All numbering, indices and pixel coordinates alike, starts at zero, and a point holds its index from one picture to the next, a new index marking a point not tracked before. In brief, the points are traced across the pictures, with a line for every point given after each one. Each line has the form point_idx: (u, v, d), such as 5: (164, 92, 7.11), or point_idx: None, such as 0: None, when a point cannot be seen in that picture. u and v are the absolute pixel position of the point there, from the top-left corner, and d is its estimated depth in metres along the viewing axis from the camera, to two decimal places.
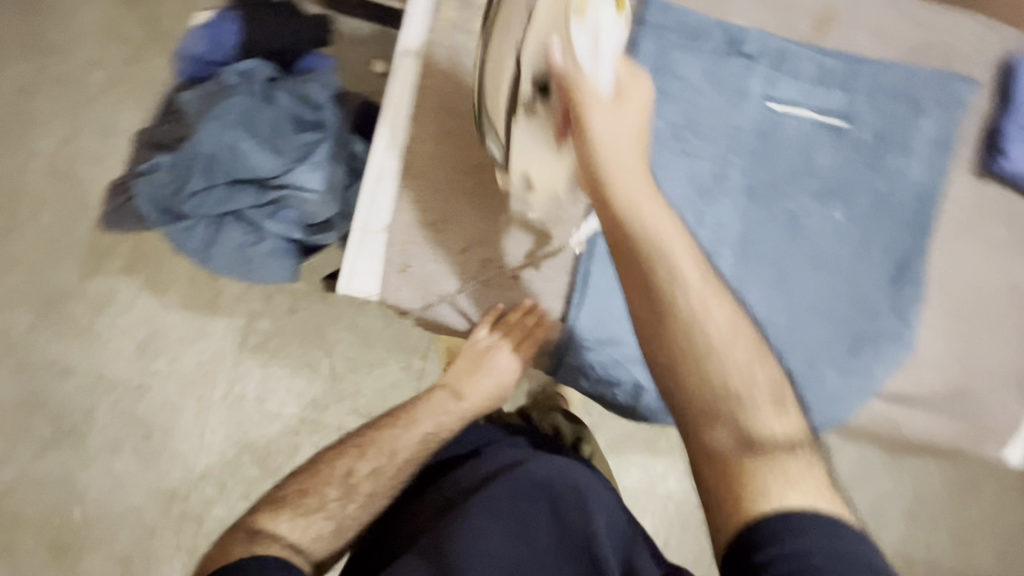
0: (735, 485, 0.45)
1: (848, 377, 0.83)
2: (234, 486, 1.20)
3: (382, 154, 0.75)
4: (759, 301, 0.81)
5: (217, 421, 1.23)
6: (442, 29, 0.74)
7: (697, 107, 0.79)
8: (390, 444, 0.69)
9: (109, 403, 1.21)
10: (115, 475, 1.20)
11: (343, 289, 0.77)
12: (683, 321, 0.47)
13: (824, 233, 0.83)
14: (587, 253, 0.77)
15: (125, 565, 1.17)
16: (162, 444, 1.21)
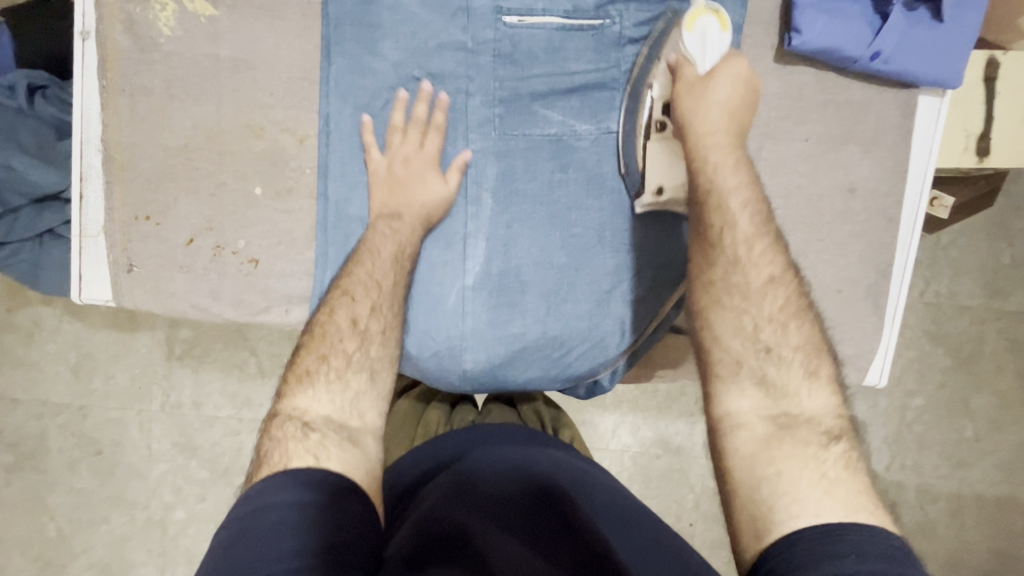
0: (732, 251, 0.63)
1: (644, 306, 0.74)
2: (190, 486, 1.36)
3: (83, 151, 0.70)
4: (528, 244, 0.73)
5: (161, 427, 1.36)
6: (106, 2, 0.67)
7: (417, 36, 0.70)
8: (369, 278, 0.67)
9: (60, 424, 1.37)
10: (81, 488, 1.37)
11: (78, 301, 0.73)
12: (713, 160, 0.66)
13: (597, 152, 0.73)
14: (320, 223, 0.71)
15: (107, 565, 1.36)
16: (115, 456, 1.37)
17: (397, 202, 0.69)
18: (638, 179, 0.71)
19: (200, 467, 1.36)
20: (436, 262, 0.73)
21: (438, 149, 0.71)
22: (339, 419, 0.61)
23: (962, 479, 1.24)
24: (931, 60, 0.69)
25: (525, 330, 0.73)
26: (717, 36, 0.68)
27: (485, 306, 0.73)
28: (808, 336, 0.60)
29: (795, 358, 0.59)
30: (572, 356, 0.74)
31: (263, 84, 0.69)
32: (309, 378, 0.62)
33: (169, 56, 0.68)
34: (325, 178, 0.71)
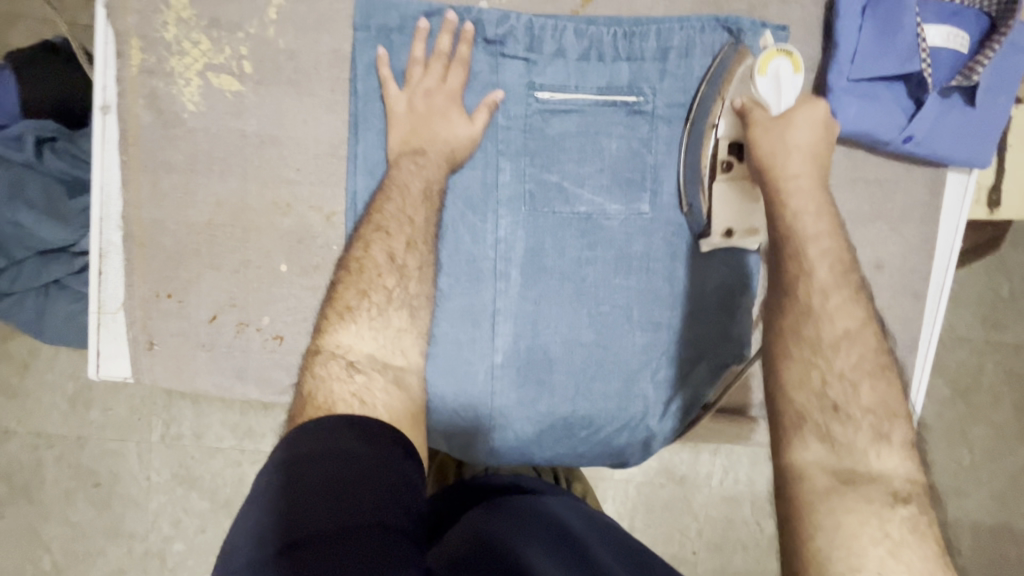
0: (805, 299, 0.60)
1: (671, 386, 0.73)
2: (189, 518, 1.32)
3: (101, 227, 0.68)
4: (556, 321, 0.72)
5: (161, 458, 1.33)
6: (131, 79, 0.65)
7: None
8: (404, 213, 0.65)
9: (56, 456, 1.33)
10: (76, 521, 1.33)
11: (94, 377, 0.71)
12: (792, 206, 0.63)
13: (628, 231, 0.72)
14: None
15: None
16: (112, 488, 1.33)
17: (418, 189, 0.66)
18: (706, 212, 0.69)
19: (200, 499, 1.33)
20: (463, 339, 0.71)
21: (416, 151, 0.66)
22: (383, 357, 0.61)
23: (959, 508, 1.25)
24: (962, 145, 0.69)
25: (554, 408, 0.72)
26: (791, 79, 0.66)
27: (513, 383, 0.72)
28: (876, 398, 0.56)
29: (860, 419, 0.55)
30: (601, 432, 0.73)
31: (291, 161, 0.68)
32: (348, 314, 0.62)
33: (193, 131, 0.66)
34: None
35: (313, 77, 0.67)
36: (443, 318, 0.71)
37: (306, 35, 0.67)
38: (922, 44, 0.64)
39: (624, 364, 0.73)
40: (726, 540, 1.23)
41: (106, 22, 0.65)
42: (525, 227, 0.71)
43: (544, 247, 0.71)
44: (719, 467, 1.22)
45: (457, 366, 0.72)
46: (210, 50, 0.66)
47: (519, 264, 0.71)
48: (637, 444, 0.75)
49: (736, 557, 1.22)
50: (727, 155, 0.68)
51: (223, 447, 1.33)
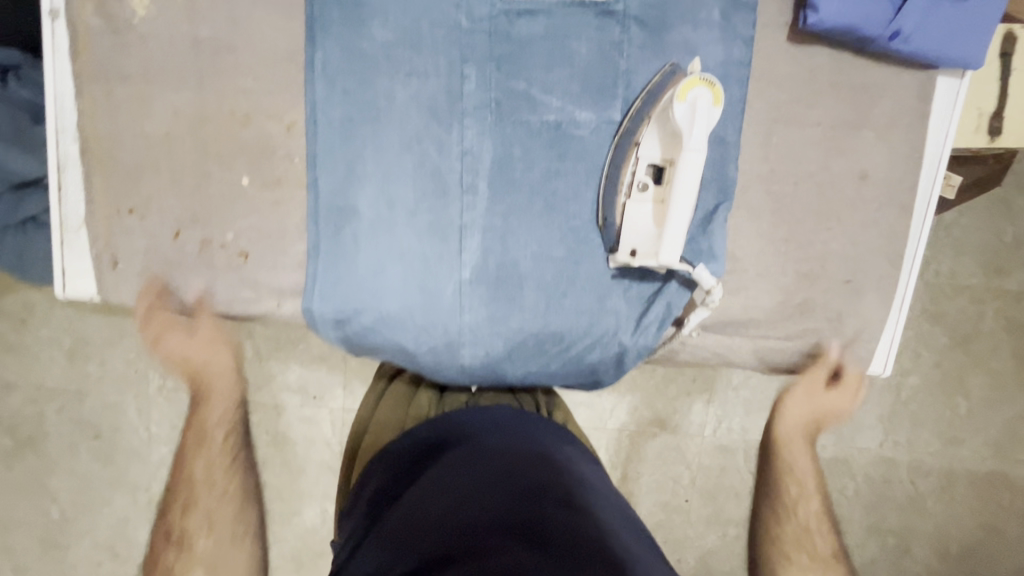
0: None
1: (643, 300, 0.72)
2: None
3: (58, 140, 0.66)
4: (525, 236, 0.70)
5: (160, 411, 1.36)
6: None
7: (409, 15, 0.66)
8: None
9: (57, 409, 1.35)
10: (81, 472, 1.37)
11: (63, 296, 0.71)
12: None
13: (599, 140, 0.69)
14: (313, 214, 0.68)
15: (113, 547, 1.37)
16: (114, 440, 1.36)
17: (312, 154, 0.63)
18: (617, 228, 0.68)
19: None
20: (429, 255, 0.69)
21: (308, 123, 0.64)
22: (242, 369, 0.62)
23: (953, 456, 1.27)
24: (954, 41, 0.65)
25: (525, 325, 0.71)
26: (709, 111, 0.58)
27: (483, 300, 0.70)
28: (820, 554, 0.78)
29: (803, 566, 0.77)
30: (574, 350, 0.72)
31: (246, 69, 0.66)
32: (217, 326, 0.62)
33: (145, 38, 0.64)
34: (315, 166, 0.67)
35: None
36: (408, 234, 0.69)
37: None
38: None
39: (596, 279, 0.71)
40: (717, 488, 1.24)
41: None
42: (492, 137, 0.68)
43: (510, 158, 0.69)
44: (710, 414, 1.23)
45: (425, 283, 0.70)
46: None
47: (486, 175, 0.69)
48: (609, 363, 0.74)
49: (727, 503, 1.23)
50: (645, 176, 0.65)
51: None
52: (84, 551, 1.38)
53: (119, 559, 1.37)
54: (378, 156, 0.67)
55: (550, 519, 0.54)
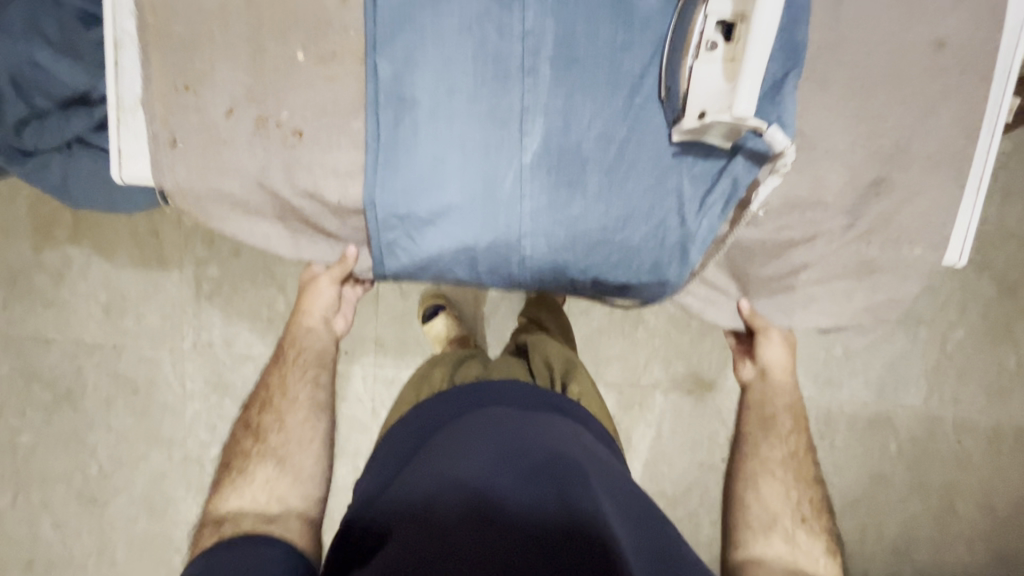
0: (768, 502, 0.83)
1: (706, 182, 0.70)
2: (225, 423, 1.34)
3: (114, 16, 0.66)
4: (589, 114, 0.67)
5: (194, 365, 1.34)
6: None
7: None
8: None
9: (94, 363, 1.34)
10: (117, 427, 1.35)
11: (119, 180, 0.70)
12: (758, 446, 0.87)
13: (664, 9, 0.66)
14: (373, 103, 0.66)
15: (148, 504, 1.35)
16: (150, 394, 1.35)
17: None
18: (682, 97, 0.64)
19: (234, 404, 1.34)
20: (489, 143, 0.68)
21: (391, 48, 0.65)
22: None
23: (1002, 413, 1.29)
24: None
25: (586, 211, 0.69)
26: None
27: (545, 185, 0.69)
28: (799, 470, 0.85)
29: (784, 479, 0.84)
30: (634, 240, 0.71)
31: None
32: None
33: None
34: (374, 50, 0.66)
35: None
36: (468, 121, 0.67)
37: None
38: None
39: (659, 163, 0.69)
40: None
41: None
42: (553, 8, 0.66)
43: (571, 29, 0.66)
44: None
45: (486, 170, 0.68)
46: None
47: (547, 55, 0.66)
48: (670, 251, 0.72)
49: None
50: (714, 35, 0.62)
51: (254, 353, 1.33)
52: (118, 510, 1.36)
53: (154, 516, 1.36)
54: (438, 40, 0.66)
55: (547, 510, 0.60)
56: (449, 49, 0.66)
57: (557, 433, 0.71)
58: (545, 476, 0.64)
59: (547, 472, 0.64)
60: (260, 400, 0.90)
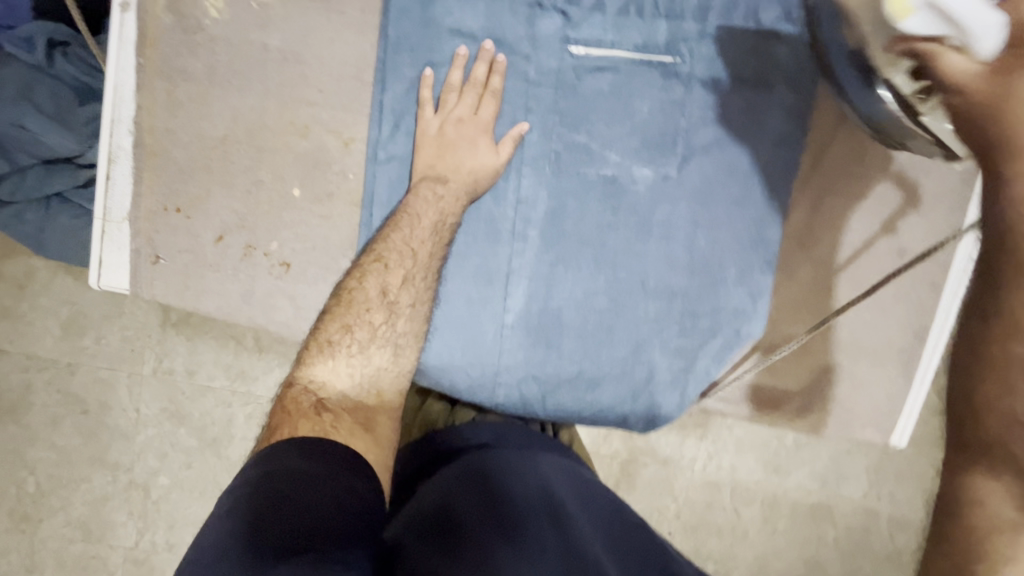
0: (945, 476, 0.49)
1: (678, 357, 0.73)
2: (177, 453, 1.11)
3: (112, 131, 0.65)
4: (571, 284, 0.71)
5: (152, 392, 1.13)
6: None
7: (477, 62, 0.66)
8: (462, 165, 0.65)
9: (46, 379, 1.13)
10: (64, 447, 1.13)
11: (95, 287, 0.69)
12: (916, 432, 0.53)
13: (652, 196, 0.69)
14: (498, 83, 0.65)
15: (85, 525, 1.12)
16: (103, 418, 1.12)
17: (453, 173, 0.65)
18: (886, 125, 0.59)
19: (189, 435, 1.12)
20: (475, 300, 0.71)
21: (493, 116, 0.66)
22: (355, 396, 0.59)
23: None
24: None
25: (561, 369, 0.72)
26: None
27: (523, 343, 0.72)
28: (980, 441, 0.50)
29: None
30: (602, 401, 0.74)
31: (312, 81, 0.65)
32: (328, 347, 0.60)
33: (214, 40, 0.63)
34: (369, 204, 0.67)
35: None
36: (455, 277, 0.70)
37: None
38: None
39: (635, 334, 0.73)
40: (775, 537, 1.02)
41: None
42: (547, 186, 0.69)
43: (560, 207, 0.69)
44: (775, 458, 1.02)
45: (468, 327, 0.71)
46: None
47: (539, 225, 0.69)
48: (638, 417, 0.75)
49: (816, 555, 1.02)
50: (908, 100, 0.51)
51: (217, 388, 1.11)
52: (56, 528, 1.13)
53: (91, 539, 1.13)
54: None
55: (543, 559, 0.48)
56: None
57: (557, 473, 0.60)
58: (543, 520, 0.52)
59: (547, 512, 0.53)
60: (397, 310, 0.63)
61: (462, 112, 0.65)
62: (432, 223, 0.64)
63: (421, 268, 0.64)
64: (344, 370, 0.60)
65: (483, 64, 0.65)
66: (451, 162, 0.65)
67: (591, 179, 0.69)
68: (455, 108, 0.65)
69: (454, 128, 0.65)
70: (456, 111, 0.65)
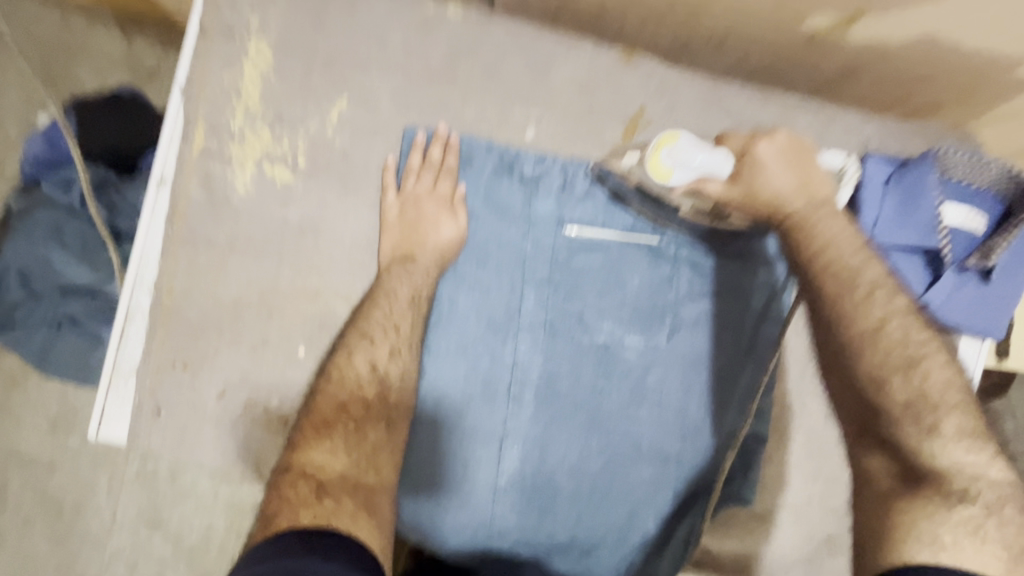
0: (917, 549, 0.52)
1: (672, 525, 0.73)
2: (146, 563, 1.04)
3: (132, 289, 0.68)
4: (565, 447, 0.72)
5: (129, 496, 1.04)
6: (194, 167, 0.68)
7: (476, 234, 0.71)
8: (428, 240, 0.68)
9: (22, 481, 1.04)
10: (30, 552, 1.04)
11: (92, 438, 0.68)
12: None
13: (644, 364, 0.72)
14: (453, 160, 0.70)
15: None
16: (75, 523, 1.04)
17: (422, 253, 0.68)
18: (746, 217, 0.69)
19: (162, 542, 1.03)
20: (470, 461, 0.70)
21: (451, 189, 0.70)
22: (354, 478, 0.59)
23: None
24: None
25: (555, 534, 0.71)
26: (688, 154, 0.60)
27: (517, 506, 0.71)
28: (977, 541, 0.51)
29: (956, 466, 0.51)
30: (597, 566, 0.72)
31: (326, 251, 0.70)
32: (324, 430, 0.61)
33: (239, 213, 0.69)
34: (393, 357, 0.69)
35: (358, 176, 0.70)
36: (449, 438, 0.70)
37: (361, 137, 0.70)
38: (937, 222, 0.67)
39: (631, 498, 0.72)
40: None
41: (178, 103, 0.68)
42: (543, 350, 0.71)
43: (554, 372, 0.71)
44: None
45: (460, 488, 0.70)
46: (269, 142, 0.69)
47: (535, 389, 0.71)
48: None
49: None
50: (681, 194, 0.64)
51: (200, 493, 1.04)
52: None
53: None
54: (436, 364, 0.70)
55: None
56: (437, 374, 0.70)
57: None
58: None
59: None
60: (387, 385, 0.64)
61: (420, 192, 0.69)
62: (409, 297, 0.66)
63: (405, 341, 0.66)
64: (342, 451, 0.60)
65: (438, 146, 0.70)
66: (418, 240, 0.68)
67: (584, 346, 0.72)
68: (416, 189, 0.69)
69: (411, 207, 0.68)
70: (415, 191, 0.69)
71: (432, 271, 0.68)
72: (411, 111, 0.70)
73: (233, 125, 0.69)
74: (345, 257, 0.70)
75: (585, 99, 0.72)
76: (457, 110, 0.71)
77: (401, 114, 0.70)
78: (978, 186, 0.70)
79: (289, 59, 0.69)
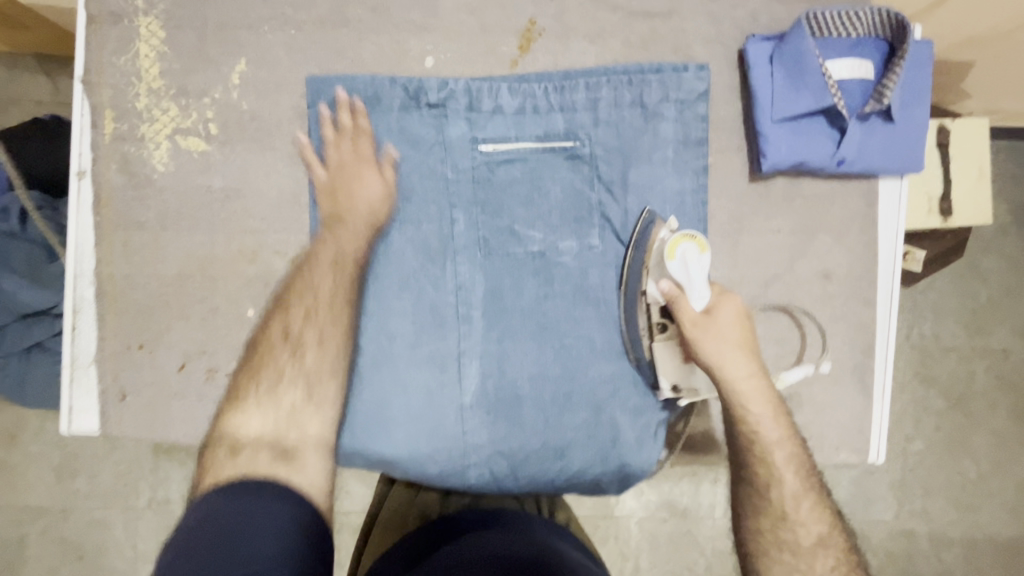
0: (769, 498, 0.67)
1: (638, 414, 0.75)
2: None
3: (75, 285, 0.70)
4: (520, 357, 0.74)
5: (149, 527, 1.06)
6: (108, 153, 0.70)
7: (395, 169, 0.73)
8: (348, 196, 0.71)
9: (40, 530, 1.06)
10: None
11: (67, 432, 0.72)
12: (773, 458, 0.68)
13: (581, 264, 0.75)
14: (359, 105, 0.72)
15: None
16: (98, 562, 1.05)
17: (345, 203, 0.71)
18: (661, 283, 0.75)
19: None
20: (432, 387, 0.72)
21: (365, 149, 0.72)
22: (278, 430, 0.63)
23: None
24: (797, 145, 0.72)
25: (527, 442, 0.74)
26: (697, 261, 0.70)
27: (485, 422, 0.73)
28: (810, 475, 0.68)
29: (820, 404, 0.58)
30: (574, 466, 0.75)
31: (253, 211, 0.71)
32: (274, 387, 0.65)
33: (162, 190, 0.71)
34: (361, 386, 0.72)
35: (270, 133, 0.72)
36: (408, 368, 0.72)
37: (266, 94, 0.71)
38: (828, 80, 0.70)
39: (593, 394, 0.75)
40: None
41: (81, 98, 0.70)
42: (481, 268, 0.73)
43: (495, 287, 0.74)
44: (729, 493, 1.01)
45: (427, 414, 0.72)
46: (178, 116, 0.70)
47: (481, 307, 0.73)
48: (610, 475, 0.76)
49: None
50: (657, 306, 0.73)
51: None
52: None
53: None
54: (381, 300, 0.72)
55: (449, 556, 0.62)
56: (382, 308, 0.72)
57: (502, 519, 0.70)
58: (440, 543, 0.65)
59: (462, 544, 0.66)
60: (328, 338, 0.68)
61: (332, 151, 0.71)
62: (336, 259, 0.70)
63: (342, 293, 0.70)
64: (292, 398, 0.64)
65: (345, 112, 0.71)
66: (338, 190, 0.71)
67: (519, 257, 0.74)
68: (328, 148, 0.71)
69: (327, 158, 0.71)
70: (328, 149, 0.71)
71: (360, 224, 0.71)
72: (309, 61, 0.72)
73: (140, 105, 0.70)
74: (273, 214, 0.72)
75: (475, 18, 0.73)
76: (352, 53, 0.72)
77: (299, 66, 0.72)
78: (859, 36, 0.73)
79: (181, 32, 0.70)
